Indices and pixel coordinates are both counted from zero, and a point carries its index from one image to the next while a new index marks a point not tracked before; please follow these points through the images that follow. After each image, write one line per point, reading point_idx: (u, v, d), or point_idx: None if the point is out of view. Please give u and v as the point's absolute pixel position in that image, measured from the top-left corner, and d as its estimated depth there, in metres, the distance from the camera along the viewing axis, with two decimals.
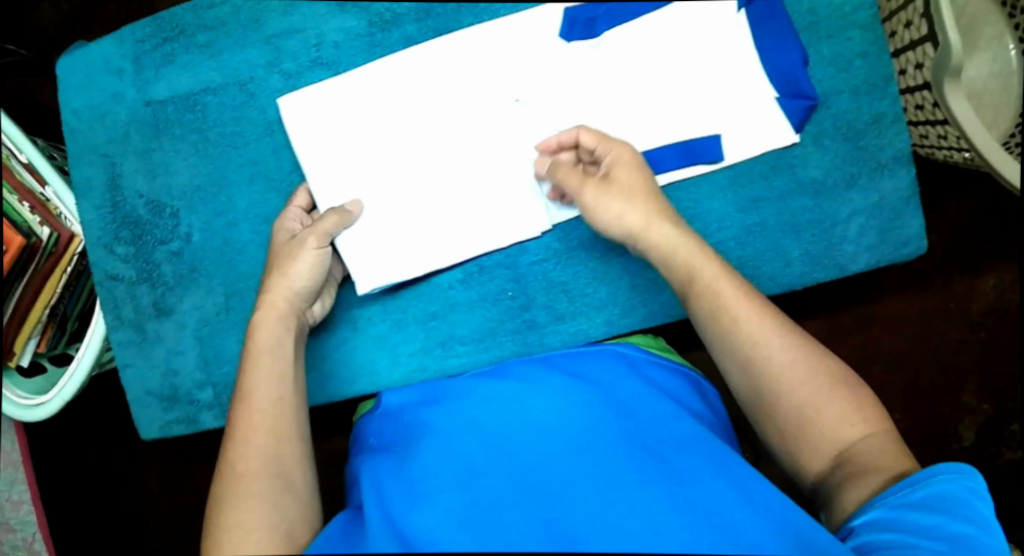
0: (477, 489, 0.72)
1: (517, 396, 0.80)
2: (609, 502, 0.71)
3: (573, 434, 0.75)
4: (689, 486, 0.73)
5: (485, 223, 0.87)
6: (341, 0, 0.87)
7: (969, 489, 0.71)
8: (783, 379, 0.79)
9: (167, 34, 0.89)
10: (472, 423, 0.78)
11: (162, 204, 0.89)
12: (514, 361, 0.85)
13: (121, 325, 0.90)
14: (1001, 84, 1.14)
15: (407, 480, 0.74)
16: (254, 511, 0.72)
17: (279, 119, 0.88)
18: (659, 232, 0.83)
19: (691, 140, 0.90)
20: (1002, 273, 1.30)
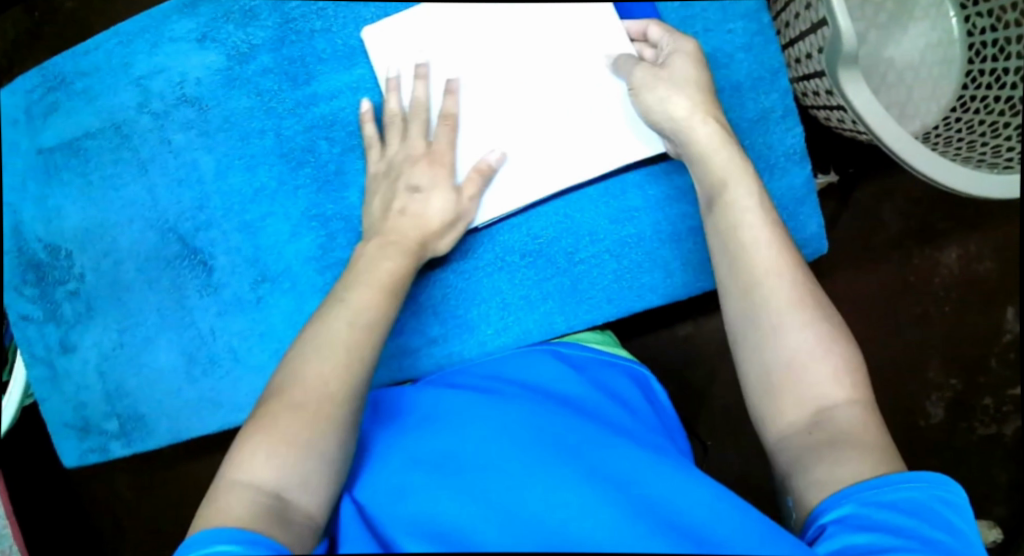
0: (436, 493, 0.70)
1: (468, 403, 0.79)
2: (563, 504, 0.69)
3: (526, 438, 0.74)
4: (644, 491, 0.71)
5: (573, 153, 0.87)
6: (201, 37, 0.89)
7: (942, 498, 0.67)
8: (775, 304, 0.75)
9: (50, 83, 0.91)
10: (426, 429, 0.77)
11: (57, 246, 0.93)
12: (461, 373, 0.85)
13: (34, 362, 0.94)
14: (940, 55, 1.06)
15: (376, 493, 0.72)
16: (290, 446, 0.70)
17: (152, 158, 0.90)
18: (703, 130, 0.81)
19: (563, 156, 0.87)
20: (965, 244, 1.30)
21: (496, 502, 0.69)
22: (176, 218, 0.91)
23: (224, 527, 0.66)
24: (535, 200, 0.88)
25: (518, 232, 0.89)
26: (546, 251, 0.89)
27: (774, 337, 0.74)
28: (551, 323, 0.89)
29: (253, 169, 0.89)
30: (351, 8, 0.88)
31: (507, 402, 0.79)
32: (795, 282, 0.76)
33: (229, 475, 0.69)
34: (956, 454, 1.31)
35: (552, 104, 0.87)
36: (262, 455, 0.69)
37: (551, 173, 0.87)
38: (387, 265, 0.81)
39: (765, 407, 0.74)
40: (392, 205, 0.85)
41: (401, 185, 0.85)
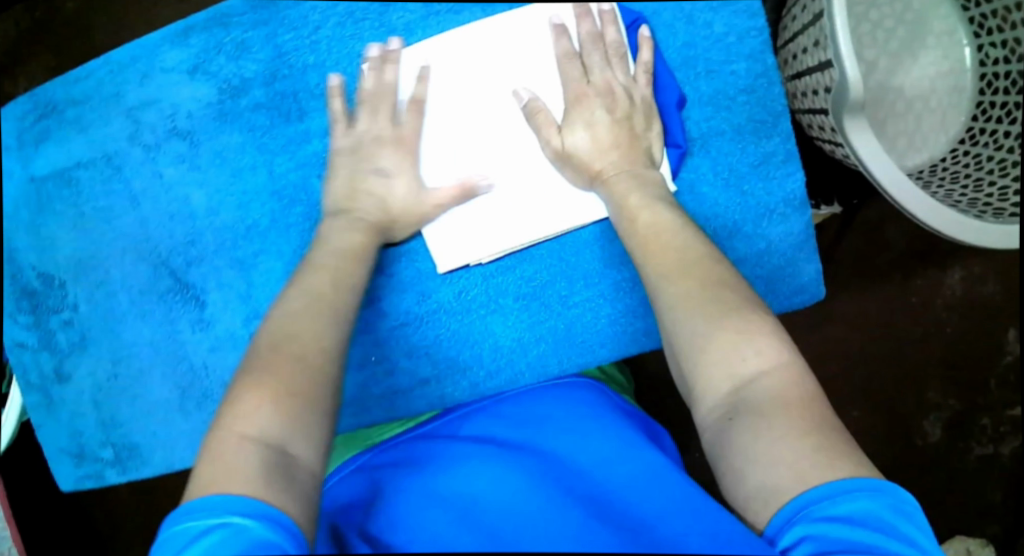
0: (437, 524, 0.68)
1: (477, 447, 0.77)
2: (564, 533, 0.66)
3: (531, 476, 0.72)
4: (648, 527, 0.66)
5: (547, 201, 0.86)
6: (192, 70, 0.88)
7: (892, 505, 0.62)
8: (707, 350, 0.71)
9: (43, 112, 0.90)
10: (433, 472, 0.75)
11: (51, 275, 0.92)
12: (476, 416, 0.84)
13: (29, 389, 0.95)
14: (951, 84, 1.03)
15: (384, 524, 0.69)
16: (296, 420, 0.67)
17: (143, 190, 0.90)
18: (654, 214, 0.80)
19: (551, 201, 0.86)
20: (969, 266, 1.29)
21: (502, 537, 0.66)
22: (166, 251, 0.90)
23: (237, 494, 0.62)
24: (529, 245, 0.87)
25: (509, 275, 0.88)
26: (539, 294, 0.88)
27: (711, 379, 0.70)
28: (544, 367, 0.88)
29: (245, 205, 0.89)
30: (346, 43, 0.87)
31: (516, 447, 0.77)
32: (743, 321, 0.71)
33: (235, 428, 0.66)
34: (950, 473, 1.30)
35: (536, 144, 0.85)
36: (280, 418, 0.67)
37: (527, 216, 0.86)
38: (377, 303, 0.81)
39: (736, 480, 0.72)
40: (357, 186, 0.84)
41: (368, 166, 0.84)
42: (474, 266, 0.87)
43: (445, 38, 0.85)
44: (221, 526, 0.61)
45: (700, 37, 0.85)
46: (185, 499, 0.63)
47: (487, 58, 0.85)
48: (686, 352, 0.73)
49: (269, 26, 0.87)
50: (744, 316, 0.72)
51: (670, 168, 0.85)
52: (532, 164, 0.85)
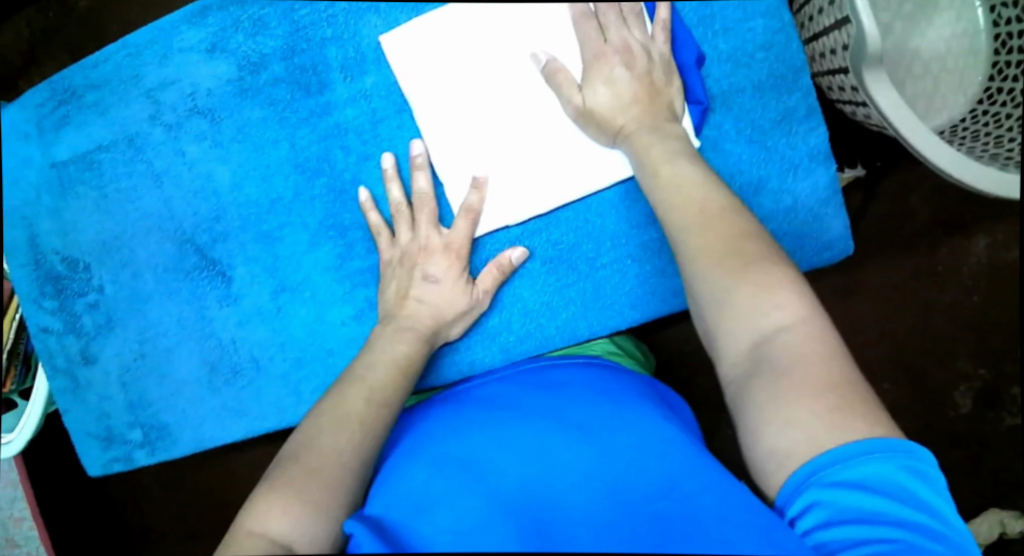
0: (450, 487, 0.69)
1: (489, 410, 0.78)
2: (574, 504, 0.68)
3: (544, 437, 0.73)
4: (660, 495, 0.68)
5: (561, 166, 0.86)
6: (211, 48, 0.88)
7: (906, 467, 0.64)
8: (731, 302, 0.72)
9: (61, 96, 0.90)
10: (457, 432, 0.75)
11: (75, 259, 0.93)
12: (500, 382, 0.84)
13: (56, 374, 0.95)
14: (966, 45, 1.02)
15: (396, 488, 0.70)
16: (308, 500, 0.70)
17: (165, 171, 0.90)
18: (675, 169, 0.79)
19: (566, 165, 0.86)
20: (993, 233, 1.29)
21: (512, 501, 0.68)
22: (191, 230, 0.91)
23: None
24: (558, 207, 0.87)
25: (539, 239, 0.88)
26: (566, 257, 0.88)
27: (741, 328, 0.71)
28: (575, 330, 0.89)
29: (269, 180, 0.90)
30: (361, 16, 0.87)
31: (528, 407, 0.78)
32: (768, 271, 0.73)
33: (249, 524, 0.70)
34: (982, 444, 1.29)
35: (548, 106, 0.85)
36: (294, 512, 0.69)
37: (549, 180, 0.86)
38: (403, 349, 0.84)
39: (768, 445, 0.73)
40: (407, 292, 0.86)
41: (415, 273, 0.86)
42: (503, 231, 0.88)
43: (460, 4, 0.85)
44: None
45: None
46: None
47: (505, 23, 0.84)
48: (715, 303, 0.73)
49: (286, 1, 0.87)
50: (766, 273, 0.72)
51: (693, 125, 0.85)
52: (550, 128, 0.85)
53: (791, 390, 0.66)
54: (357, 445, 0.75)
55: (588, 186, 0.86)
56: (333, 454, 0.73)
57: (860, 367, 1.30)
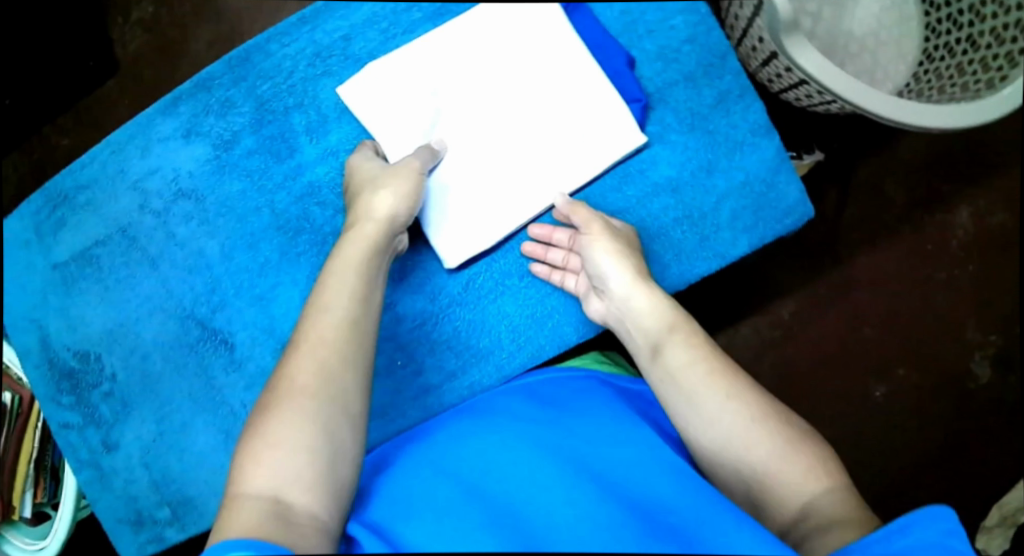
0: (443, 500, 0.73)
1: (484, 424, 0.81)
2: (559, 508, 0.72)
3: (534, 451, 0.77)
4: (645, 506, 0.74)
5: (529, 179, 0.90)
6: (186, 133, 0.95)
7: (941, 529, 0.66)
8: (709, 396, 0.79)
9: (55, 202, 0.97)
10: (453, 451, 0.79)
11: (86, 351, 0.97)
12: (497, 395, 0.86)
13: (81, 467, 0.98)
14: (896, 15, 1.07)
15: (390, 506, 0.75)
16: (301, 447, 0.73)
17: (159, 253, 0.96)
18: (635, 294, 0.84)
19: (533, 180, 0.90)
20: (974, 200, 1.22)
21: (500, 510, 0.72)
22: (190, 304, 0.96)
23: (243, 539, 0.68)
24: (526, 222, 0.91)
25: (512, 254, 0.91)
26: (544, 268, 0.91)
27: (698, 395, 0.79)
28: (563, 335, 0.91)
29: (254, 247, 0.94)
30: (318, 81, 0.94)
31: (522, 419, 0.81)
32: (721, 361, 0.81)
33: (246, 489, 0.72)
34: (1010, 412, 1.23)
35: (508, 133, 0.90)
36: (284, 456, 0.72)
37: (519, 195, 0.90)
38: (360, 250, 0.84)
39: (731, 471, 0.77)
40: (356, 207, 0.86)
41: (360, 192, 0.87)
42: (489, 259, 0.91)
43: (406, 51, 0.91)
44: None
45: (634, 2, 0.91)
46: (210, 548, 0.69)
47: (458, 64, 0.91)
48: (684, 398, 0.80)
49: (248, 80, 0.94)
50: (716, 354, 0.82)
51: (636, 122, 0.89)
52: (514, 151, 0.90)
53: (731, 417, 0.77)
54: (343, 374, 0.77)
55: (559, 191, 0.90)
56: (312, 391, 0.76)
57: (872, 358, 1.23)
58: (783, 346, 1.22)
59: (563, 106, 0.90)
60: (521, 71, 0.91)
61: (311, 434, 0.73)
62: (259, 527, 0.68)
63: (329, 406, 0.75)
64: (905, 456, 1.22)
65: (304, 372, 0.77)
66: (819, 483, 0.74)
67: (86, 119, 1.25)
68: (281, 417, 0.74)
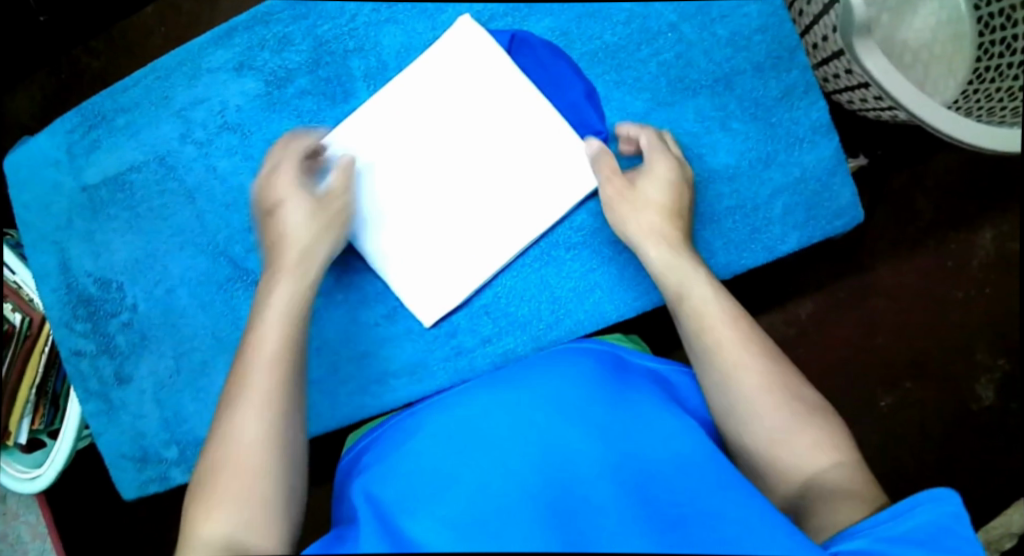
0: (445, 479, 0.69)
1: (489, 397, 0.76)
2: (568, 493, 0.69)
3: (539, 427, 0.72)
4: (657, 495, 0.70)
5: (523, 204, 0.88)
6: (238, 67, 0.92)
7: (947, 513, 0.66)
8: (725, 358, 0.77)
9: (92, 122, 0.94)
10: (454, 425, 0.74)
11: (107, 279, 0.94)
12: (504, 371, 0.83)
13: (89, 397, 0.95)
14: (950, 31, 1.08)
15: (391, 485, 0.71)
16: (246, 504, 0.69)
17: (196, 187, 0.93)
18: (652, 248, 0.84)
19: (555, 185, 0.88)
20: (998, 223, 1.17)
21: (501, 487, 0.68)
22: (224, 242, 0.93)
23: None
24: (572, 207, 0.88)
25: (561, 227, 0.89)
26: (590, 243, 0.89)
27: (716, 359, 0.77)
28: (603, 313, 0.89)
29: None
30: (380, 27, 0.91)
31: (524, 390, 0.76)
32: (739, 325, 0.79)
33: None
34: (1011, 438, 1.17)
35: (486, 170, 0.88)
36: (232, 518, 0.68)
37: (514, 218, 0.88)
38: (300, 303, 0.80)
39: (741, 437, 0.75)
40: (284, 229, 0.83)
41: (285, 212, 0.84)
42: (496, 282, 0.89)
43: (398, 85, 0.88)
44: None
45: None
46: None
47: (432, 101, 0.88)
48: (702, 363, 0.79)
49: (309, 18, 0.91)
50: (734, 318, 0.80)
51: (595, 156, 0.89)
52: (493, 187, 0.88)
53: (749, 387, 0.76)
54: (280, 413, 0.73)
55: (558, 212, 0.88)
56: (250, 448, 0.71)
57: (877, 371, 1.18)
58: (794, 348, 1.18)
59: (524, 138, 0.88)
60: (480, 115, 0.88)
61: (260, 485, 0.70)
62: None
63: (269, 451, 0.71)
64: (896, 471, 1.17)
65: (244, 427, 0.72)
66: (828, 456, 0.72)
67: (118, 41, 1.20)
68: (227, 472, 0.70)
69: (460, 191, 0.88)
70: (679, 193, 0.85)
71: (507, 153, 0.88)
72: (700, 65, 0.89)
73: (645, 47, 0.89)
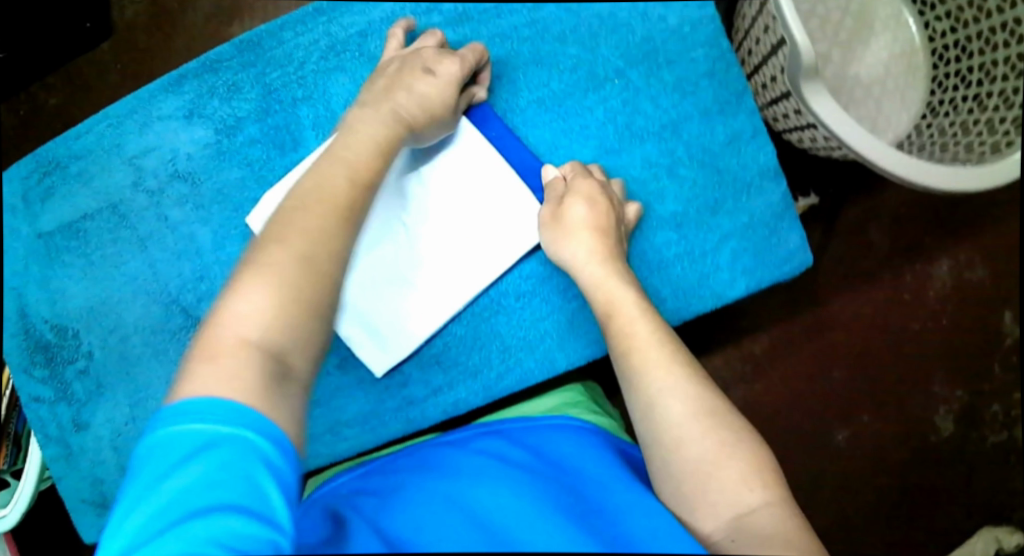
0: (434, 527, 0.67)
1: (478, 464, 0.75)
2: (551, 538, 0.65)
3: (522, 489, 0.71)
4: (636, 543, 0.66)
5: (472, 255, 0.89)
6: (189, 115, 0.92)
7: None
8: (655, 381, 0.76)
9: (46, 169, 0.95)
10: (440, 480, 0.73)
11: (64, 326, 0.95)
12: (477, 438, 0.81)
13: (48, 442, 0.96)
14: (904, 64, 1.08)
15: (389, 526, 0.68)
16: (290, 303, 0.67)
17: (149, 234, 0.93)
18: (590, 268, 0.83)
19: (501, 237, 0.89)
20: (955, 253, 1.18)
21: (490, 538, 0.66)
22: (176, 292, 0.93)
23: (234, 403, 0.63)
24: (521, 256, 0.89)
25: (511, 275, 0.90)
26: (540, 292, 0.89)
27: (642, 386, 0.76)
28: (553, 361, 0.89)
29: (248, 238, 0.92)
30: (330, 75, 0.92)
31: (509, 462, 0.75)
32: (667, 348, 0.78)
33: (230, 330, 0.66)
34: (969, 469, 1.18)
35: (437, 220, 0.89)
36: (268, 304, 0.67)
37: (463, 268, 0.89)
38: (382, 132, 0.80)
39: (671, 484, 0.72)
40: (399, 85, 0.84)
41: (418, 66, 0.85)
42: (447, 330, 0.89)
43: None
44: (232, 438, 0.62)
45: (657, 31, 0.90)
46: (176, 401, 0.64)
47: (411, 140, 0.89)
48: (628, 383, 0.77)
49: (258, 66, 0.92)
50: (661, 343, 0.78)
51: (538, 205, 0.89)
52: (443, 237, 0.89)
53: (681, 422, 0.73)
54: (347, 233, 0.73)
55: (506, 262, 0.89)
56: (326, 259, 0.71)
57: (835, 403, 1.19)
58: (753, 382, 1.19)
59: (479, 188, 0.89)
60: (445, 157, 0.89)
61: (314, 332, 0.68)
62: (251, 382, 0.64)
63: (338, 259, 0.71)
64: (857, 500, 1.18)
65: (311, 216, 0.73)
66: (754, 495, 0.70)
67: (77, 81, 1.20)
68: (262, 281, 0.68)
69: (413, 238, 0.89)
70: (612, 213, 0.85)
71: (461, 203, 0.89)
72: (646, 112, 0.90)
73: (592, 94, 0.90)
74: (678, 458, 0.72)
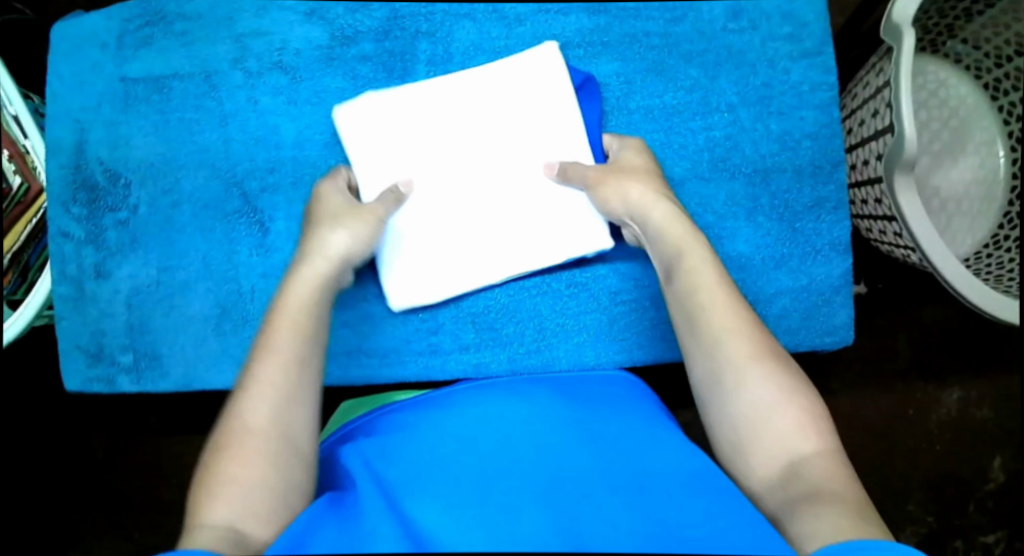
0: (439, 469, 0.71)
1: (494, 405, 0.78)
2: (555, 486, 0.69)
3: (534, 436, 0.74)
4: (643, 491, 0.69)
5: (539, 227, 0.89)
6: (309, 13, 0.93)
7: None
8: (716, 323, 0.78)
9: (150, 18, 0.94)
10: (450, 419, 0.77)
11: (117, 173, 0.94)
12: (504, 383, 0.83)
13: (63, 279, 0.94)
14: (983, 191, 1.10)
15: (393, 465, 0.72)
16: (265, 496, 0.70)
17: (233, 112, 0.93)
18: (659, 211, 0.84)
19: (575, 217, 0.89)
20: (967, 388, 1.20)
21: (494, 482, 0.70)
22: (241, 174, 0.93)
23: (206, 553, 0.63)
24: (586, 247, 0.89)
25: (569, 262, 0.90)
26: (591, 286, 0.90)
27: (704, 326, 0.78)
28: (582, 356, 0.90)
29: (330, 146, 0.93)
30: (458, 20, 0.92)
31: (526, 405, 0.78)
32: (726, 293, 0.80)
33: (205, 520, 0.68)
34: None
35: (513, 184, 0.90)
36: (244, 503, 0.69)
37: (526, 237, 0.89)
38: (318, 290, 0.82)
39: (728, 432, 0.75)
40: (320, 244, 0.84)
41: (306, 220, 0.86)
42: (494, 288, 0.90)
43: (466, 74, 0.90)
44: None
45: (777, 81, 0.92)
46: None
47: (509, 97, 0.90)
48: (689, 325, 0.79)
49: None
50: (726, 287, 0.80)
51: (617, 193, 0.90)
52: (513, 199, 0.89)
53: (735, 365, 0.75)
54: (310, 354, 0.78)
55: (572, 245, 0.88)
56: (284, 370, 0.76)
57: None
58: None
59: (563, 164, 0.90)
60: (536, 124, 0.90)
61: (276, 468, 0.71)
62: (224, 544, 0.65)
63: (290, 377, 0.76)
64: None
65: (285, 338, 0.78)
66: (809, 443, 0.71)
67: None
68: (238, 460, 0.71)
69: (482, 195, 0.89)
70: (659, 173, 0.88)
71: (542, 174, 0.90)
72: (745, 152, 0.91)
73: (699, 118, 0.91)
74: (729, 408, 0.75)
